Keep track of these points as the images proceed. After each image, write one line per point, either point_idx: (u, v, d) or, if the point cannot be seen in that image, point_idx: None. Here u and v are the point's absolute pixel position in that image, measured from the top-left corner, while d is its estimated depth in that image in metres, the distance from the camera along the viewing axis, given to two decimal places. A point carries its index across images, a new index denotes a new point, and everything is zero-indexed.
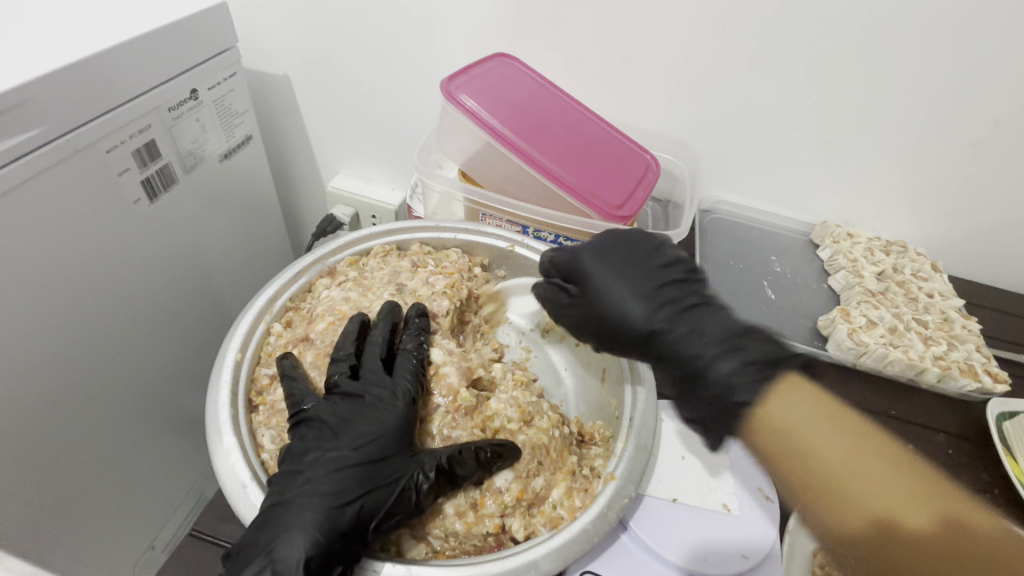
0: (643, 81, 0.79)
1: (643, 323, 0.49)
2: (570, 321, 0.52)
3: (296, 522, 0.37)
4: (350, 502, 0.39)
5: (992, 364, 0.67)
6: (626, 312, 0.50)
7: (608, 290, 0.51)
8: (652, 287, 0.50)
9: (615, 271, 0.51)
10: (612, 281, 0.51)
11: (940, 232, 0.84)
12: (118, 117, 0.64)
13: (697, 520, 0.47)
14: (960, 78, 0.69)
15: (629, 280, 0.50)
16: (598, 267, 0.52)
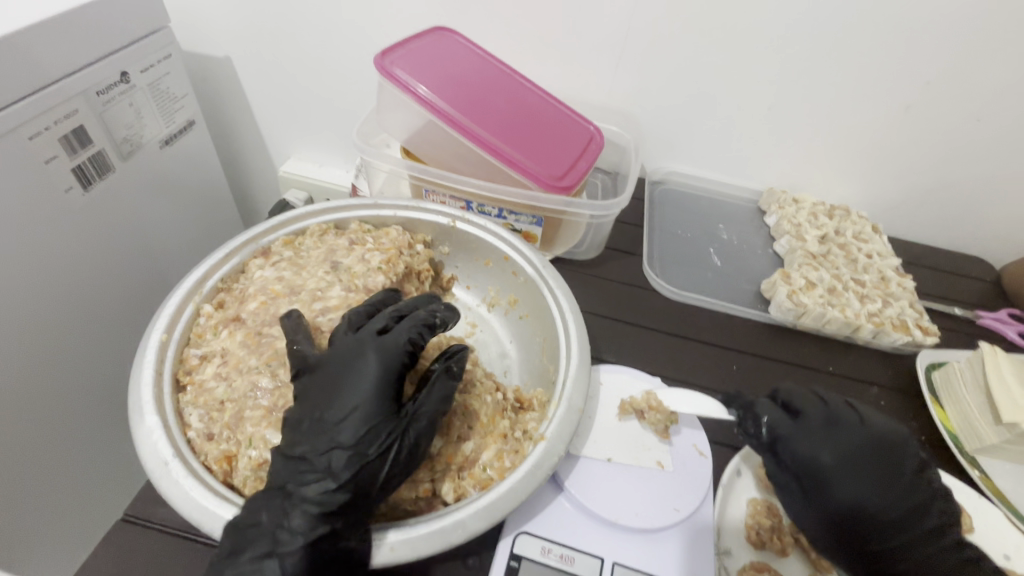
0: (586, 52, 0.78)
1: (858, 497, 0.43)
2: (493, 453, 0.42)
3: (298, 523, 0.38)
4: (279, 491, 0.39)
5: (923, 319, 0.70)
6: (868, 500, 0.43)
7: (845, 472, 0.44)
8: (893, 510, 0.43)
9: (854, 444, 0.45)
10: (837, 459, 0.44)
11: (878, 194, 0.86)
12: (40, 102, 0.61)
13: (630, 477, 0.49)
14: (895, 40, 0.70)
15: (868, 455, 0.44)
16: (832, 435, 0.45)
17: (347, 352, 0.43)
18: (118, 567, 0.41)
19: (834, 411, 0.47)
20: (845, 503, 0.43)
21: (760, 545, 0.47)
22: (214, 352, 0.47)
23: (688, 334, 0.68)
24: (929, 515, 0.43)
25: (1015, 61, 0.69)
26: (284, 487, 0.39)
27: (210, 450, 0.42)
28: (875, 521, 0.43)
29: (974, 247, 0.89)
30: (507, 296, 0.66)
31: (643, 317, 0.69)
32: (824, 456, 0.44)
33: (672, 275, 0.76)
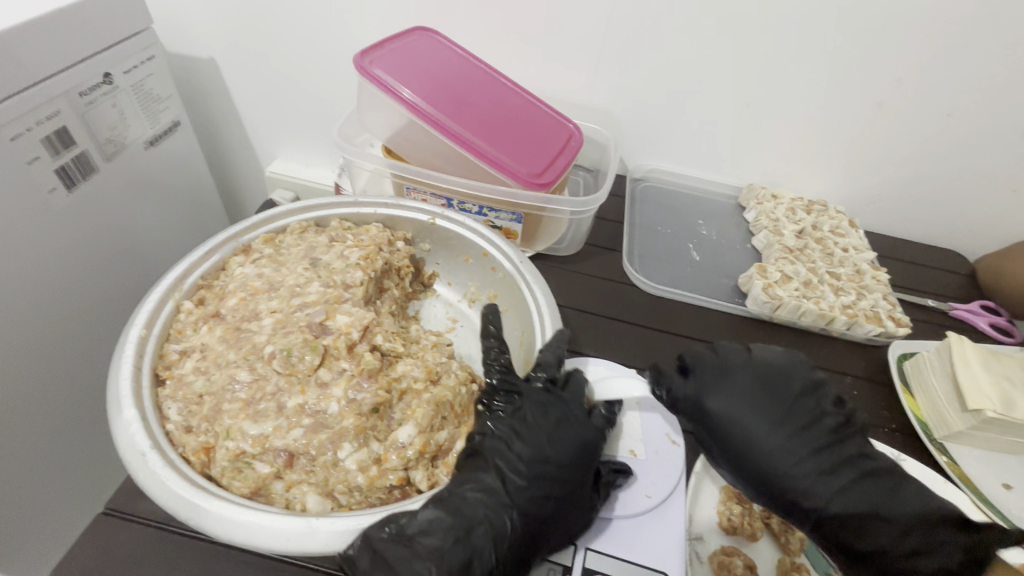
0: (567, 50, 0.79)
1: (768, 447, 0.44)
2: (573, 460, 0.46)
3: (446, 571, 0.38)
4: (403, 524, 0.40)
5: (896, 311, 0.71)
6: (779, 449, 0.44)
7: (737, 405, 0.46)
8: (805, 450, 0.44)
9: (744, 378, 0.47)
10: (732, 395, 0.46)
11: (855, 189, 0.88)
12: (21, 103, 0.61)
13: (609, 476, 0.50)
14: (868, 36, 0.71)
15: (759, 387, 0.47)
16: (724, 373, 0.47)
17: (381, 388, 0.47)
18: (98, 560, 0.42)
19: (723, 359, 0.48)
20: (743, 435, 0.45)
21: (731, 531, 0.48)
22: (193, 347, 0.48)
23: (666, 328, 0.69)
24: (831, 442, 0.45)
25: (983, 58, 0.70)
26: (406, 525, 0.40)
27: (189, 441, 0.43)
28: (777, 449, 0.44)
29: (949, 240, 0.91)
30: (488, 292, 0.67)
31: (622, 311, 0.70)
32: (717, 394, 0.46)
33: (652, 270, 0.77)
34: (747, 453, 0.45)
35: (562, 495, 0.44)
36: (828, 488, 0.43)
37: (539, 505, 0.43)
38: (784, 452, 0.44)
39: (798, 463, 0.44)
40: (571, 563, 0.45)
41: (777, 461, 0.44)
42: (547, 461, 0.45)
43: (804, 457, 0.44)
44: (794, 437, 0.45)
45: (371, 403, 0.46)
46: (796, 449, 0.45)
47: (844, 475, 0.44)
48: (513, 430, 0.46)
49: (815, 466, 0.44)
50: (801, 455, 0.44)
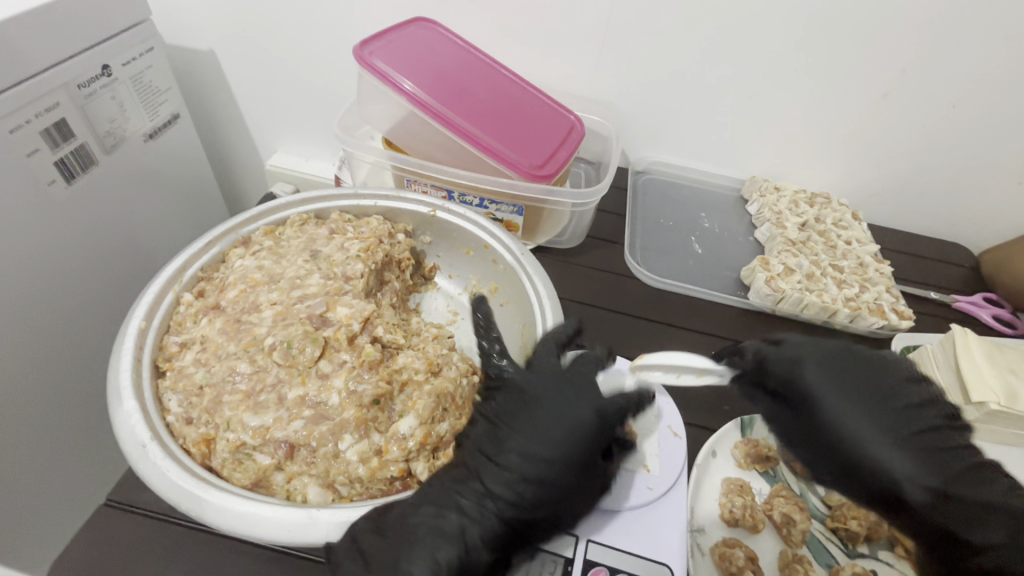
0: (569, 41, 0.79)
1: (865, 428, 0.47)
2: (563, 439, 0.45)
3: (434, 551, 0.39)
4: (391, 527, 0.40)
5: (899, 303, 0.71)
6: (878, 432, 0.47)
7: (830, 382, 0.48)
8: (903, 437, 0.46)
9: (835, 357, 0.50)
10: (823, 371, 0.49)
11: (858, 182, 0.87)
12: (20, 95, 0.61)
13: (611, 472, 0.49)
14: (875, 26, 0.70)
15: (852, 369, 0.49)
16: (819, 352, 0.50)
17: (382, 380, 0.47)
18: (100, 550, 0.42)
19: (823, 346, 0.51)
20: (840, 416, 0.47)
21: (733, 522, 0.48)
22: (193, 339, 0.48)
23: (667, 320, 0.69)
24: (931, 433, 0.47)
25: (990, 47, 0.70)
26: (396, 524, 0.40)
27: (189, 433, 0.43)
28: (868, 431, 0.47)
29: (952, 233, 0.90)
30: (488, 285, 0.67)
31: (624, 304, 0.70)
32: (811, 369, 0.49)
33: (653, 263, 0.77)
34: (834, 429, 0.47)
35: (551, 476, 0.44)
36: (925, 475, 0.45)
37: (524, 485, 0.44)
38: (882, 435, 0.46)
39: (898, 448, 0.46)
40: (573, 555, 0.44)
41: (874, 441, 0.46)
42: (529, 442, 0.45)
43: (903, 443, 0.46)
44: (892, 424, 0.47)
45: (372, 394, 0.46)
46: (892, 435, 0.46)
47: (936, 465, 0.45)
48: (504, 424, 0.47)
49: (914, 453, 0.46)
50: (898, 442, 0.46)
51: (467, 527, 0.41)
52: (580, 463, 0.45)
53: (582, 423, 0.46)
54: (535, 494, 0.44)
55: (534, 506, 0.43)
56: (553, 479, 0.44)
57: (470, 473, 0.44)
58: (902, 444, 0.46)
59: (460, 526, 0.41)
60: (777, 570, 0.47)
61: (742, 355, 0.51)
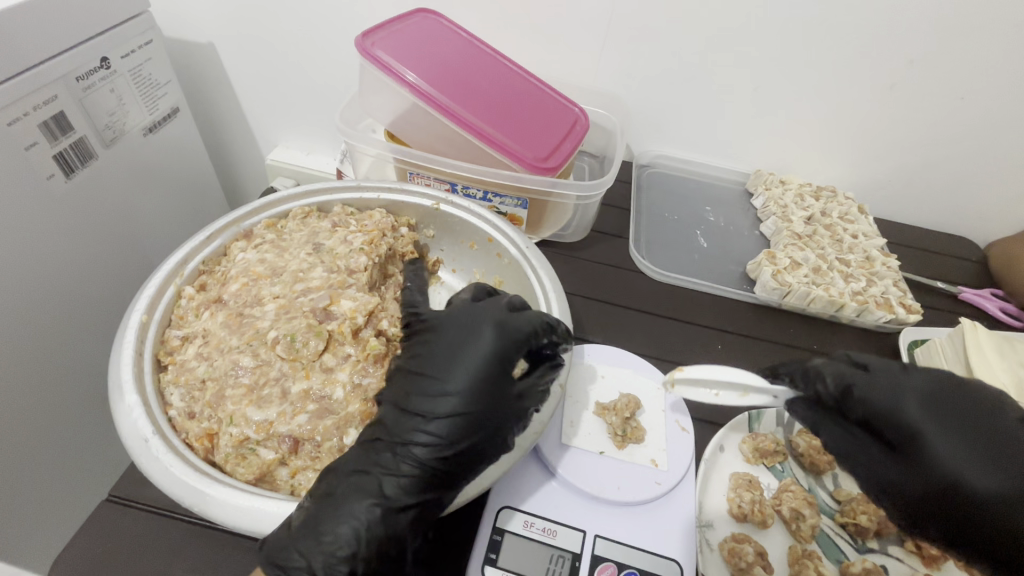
0: (573, 33, 0.78)
1: (955, 454, 0.39)
2: (466, 377, 0.42)
3: (350, 512, 0.38)
4: (330, 499, 0.39)
5: (907, 297, 0.70)
6: (972, 459, 0.39)
7: (934, 420, 0.41)
8: (1001, 462, 0.39)
9: (930, 389, 0.42)
10: (918, 404, 0.42)
11: (865, 175, 0.86)
12: (17, 87, 0.60)
13: (620, 470, 0.49)
14: (883, 17, 0.69)
15: (958, 405, 0.41)
16: (910, 381, 0.43)
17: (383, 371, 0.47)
18: (103, 547, 0.41)
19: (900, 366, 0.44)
20: (926, 443, 0.40)
21: (741, 518, 0.48)
22: (195, 333, 0.48)
23: (673, 314, 0.68)
24: None
25: (1000, 38, 0.69)
26: (332, 495, 0.39)
27: (191, 427, 0.43)
28: (987, 479, 0.38)
29: (959, 227, 0.90)
30: (493, 279, 0.66)
31: (630, 299, 0.69)
32: (905, 403, 0.42)
33: (658, 256, 0.76)
34: (942, 474, 0.39)
35: (463, 416, 0.41)
36: None
37: (435, 427, 0.41)
38: (973, 462, 0.39)
39: (995, 476, 0.38)
40: (580, 551, 0.44)
41: (966, 468, 0.39)
42: (433, 380, 0.43)
43: (1001, 469, 0.39)
44: (984, 445, 0.40)
45: (377, 389, 0.46)
46: (985, 461, 0.39)
47: None
48: (413, 367, 0.44)
49: (1017, 482, 0.38)
50: (993, 468, 0.39)
51: (381, 481, 0.39)
52: (484, 398, 0.42)
53: (480, 358, 0.43)
54: (444, 437, 0.41)
55: (444, 452, 0.40)
56: (458, 418, 0.41)
57: (384, 424, 0.42)
58: (995, 471, 0.39)
59: (376, 482, 0.39)
60: (786, 566, 0.46)
61: (814, 380, 0.45)
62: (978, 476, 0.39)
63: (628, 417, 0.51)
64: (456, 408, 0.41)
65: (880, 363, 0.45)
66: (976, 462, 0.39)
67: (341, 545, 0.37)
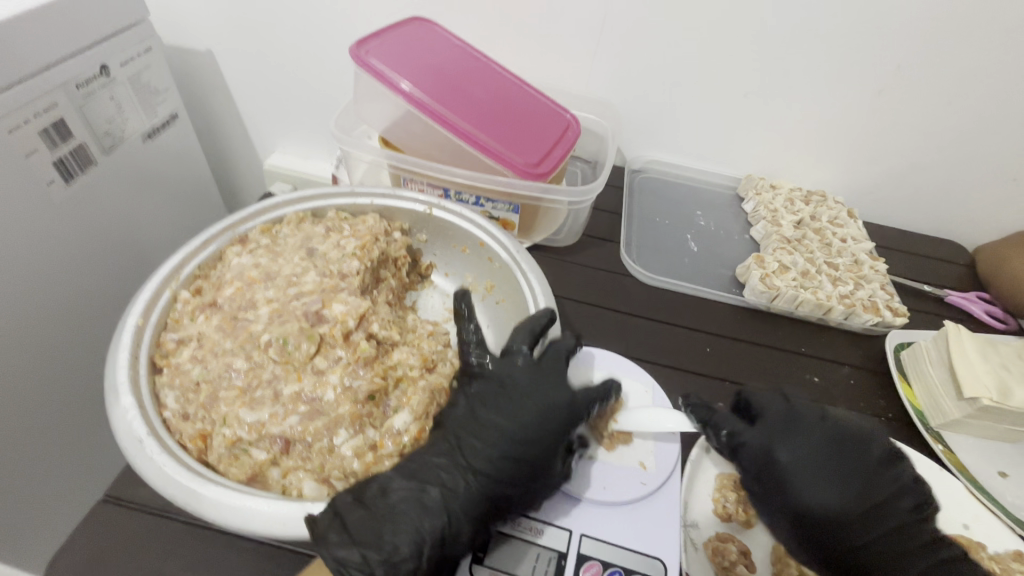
0: (565, 40, 0.79)
1: (794, 473, 0.46)
2: (536, 424, 0.46)
3: (416, 524, 0.40)
4: (396, 511, 0.40)
5: (894, 300, 0.71)
6: (808, 477, 0.46)
7: (786, 450, 0.47)
8: (827, 480, 0.46)
9: (810, 431, 0.48)
10: (802, 451, 0.47)
11: (854, 180, 0.87)
12: (18, 95, 0.61)
13: (606, 473, 0.49)
14: (869, 24, 0.71)
15: (830, 449, 0.47)
16: (796, 432, 0.48)
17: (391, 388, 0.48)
18: (98, 545, 0.42)
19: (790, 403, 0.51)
20: (774, 463, 0.47)
21: (727, 518, 0.49)
22: (190, 336, 0.49)
23: (663, 318, 0.69)
24: (861, 476, 0.46)
25: (983, 45, 0.70)
26: (395, 510, 0.40)
27: (185, 428, 0.44)
28: (841, 514, 0.44)
29: (947, 231, 0.91)
30: (484, 282, 0.67)
31: (620, 302, 0.71)
32: (782, 450, 0.47)
33: (649, 260, 0.77)
34: (799, 508, 0.45)
35: (528, 458, 0.45)
36: (841, 516, 0.44)
37: (505, 466, 0.44)
38: (801, 480, 0.46)
39: (815, 490, 0.45)
40: (566, 550, 0.45)
41: (798, 485, 0.46)
42: (504, 422, 0.46)
43: (820, 486, 0.45)
44: (815, 464, 0.47)
45: (367, 390, 0.46)
46: (811, 478, 0.46)
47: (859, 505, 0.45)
48: (480, 404, 0.47)
49: (837, 496, 0.45)
50: (819, 485, 0.46)
51: (449, 503, 0.42)
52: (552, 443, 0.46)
53: (553, 406, 0.47)
54: (513, 473, 0.44)
55: (513, 485, 0.44)
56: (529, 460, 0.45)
57: (454, 454, 0.45)
58: (821, 486, 0.45)
59: (447, 499, 0.42)
60: (770, 565, 0.48)
61: (715, 419, 0.50)
62: (804, 490, 0.45)
63: (616, 420, 0.53)
64: (529, 451, 0.45)
65: (774, 414, 0.50)
66: (799, 477, 0.46)
67: (409, 553, 0.39)
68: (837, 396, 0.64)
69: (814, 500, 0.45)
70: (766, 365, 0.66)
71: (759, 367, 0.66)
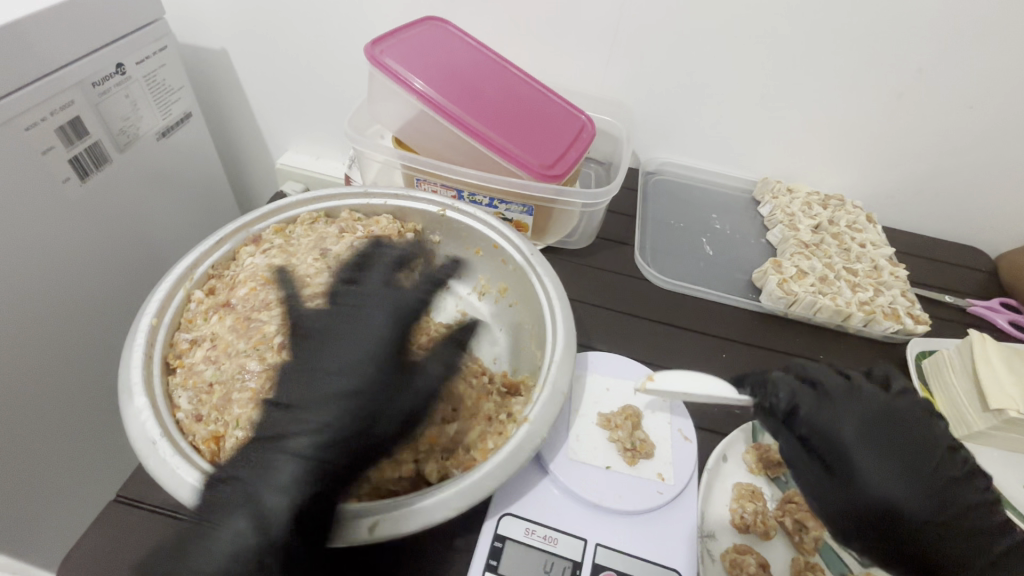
0: (580, 40, 0.78)
1: (860, 450, 0.44)
2: (325, 384, 0.43)
3: (251, 517, 0.36)
4: (227, 480, 0.38)
5: (915, 308, 0.70)
6: (875, 459, 0.44)
7: (856, 432, 0.45)
8: (892, 458, 0.44)
9: (872, 413, 0.46)
10: (866, 429, 0.45)
11: (873, 184, 0.86)
12: (35, 93, 0.61)
13: (623, 485, 0.48)
14: (890, 26, 0.69)
15: (896, 425, 0.46)
16: (853, 412, 0.46)
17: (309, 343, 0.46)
18: (111, 547, 0.42)
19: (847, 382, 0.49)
20: (841, 442, 0.45)
21: (744, 529, 0.47)
22: (204, 336, 0.49)
23: (678, 323, 0.68)
24: (931, 456, 0.44)
25: (1011, 46, 0.68)
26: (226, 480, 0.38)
27: (198, 430, 0.43)
28: (912, 499, 0.42)
29: (969, 237, 0.89)
30: (498, 285, 0.67)
31: (635, 306, 0.70)
32: (845, 425, 0.45)
33: (664, 264, 0.76)
34: (860, 488, 0.43)
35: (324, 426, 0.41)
36: (899, 499, 0.42)
37: (303, 439, 0.40)
38: (871, 459, 0.44)
39: (888, 470, 0.43)
40: (582, 559, 0.44)
41: (864, 464, 0.44)
42: (303, 395, 0.43)
43: (886, 462, 0.44)
44: (881, 441, 0.45)
45: None
46: (875, 455, 0.44)
47: (929, 487, 0.43)
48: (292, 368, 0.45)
49: (904, 475, 0.43)
50: (880, 462, 0.44)
51: (260, 499, 0.37)
52: (351, 429, 0.41)
53: (348, 390, 0.43)
54: (321, 457, 0.39)
55: (321, 474, 0.39)
56: (352, 443, 0.41)
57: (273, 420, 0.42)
58: (886, 467, 0.44)
59: (263, 492, 0.38)
60: None
61: (772, 394, 0.47)
62: (871, 472, 0.43)
63: (632, 431, 0.51)
64: (331, 435, 0.40)
65: (835, 389, 0.48)
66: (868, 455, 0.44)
67: (241, 553, 0.35)
68: None
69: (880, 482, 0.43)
70: None
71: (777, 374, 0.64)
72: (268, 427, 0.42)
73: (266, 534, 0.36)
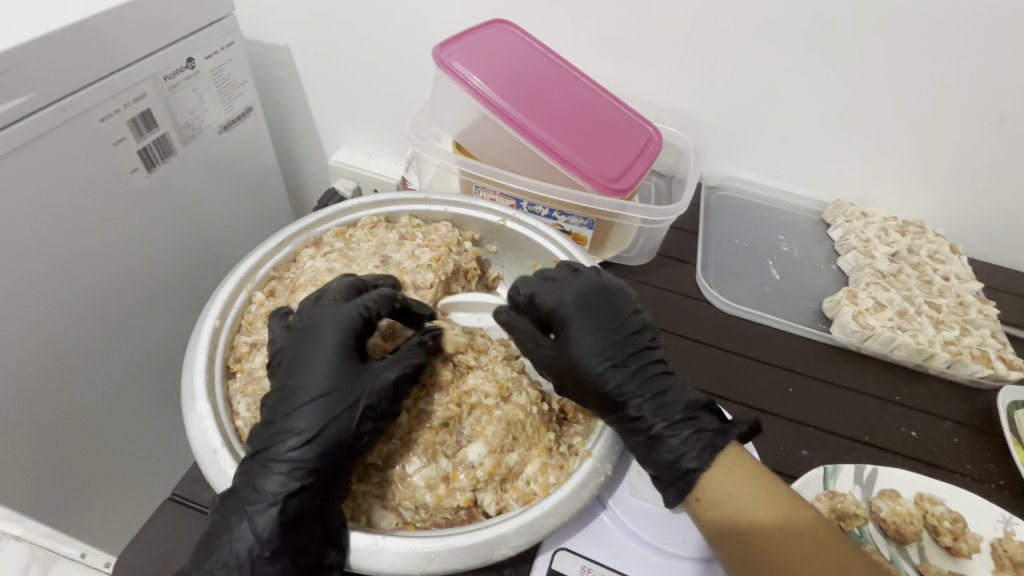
0: (650, 49, 0.75)
1: (590, 333, 0.49)
2: (320, 382, 0.42)
3: (250, 526, 0.39)
4: (234, 496, 0.40)
5: (1007, 351, 0.64)
6: (596, 338, 0.49)
7: (580, 311, 0.49)
8: (619, 339, 0.49)
9: (596, 298, 0.50)
10: (591, 312, 0.49)
11: (958, 211, 0.79)
12: (111, 86, 0.63)
13: (683, 527, 0.46)
14: (996, 43, 0.63)
15: (595, 307, 0.50)
16: (570, 292, 0.50)
17: (302, 331, 0.45)
18: (165, 547, 0.43)
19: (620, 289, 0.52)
20: (574, 325, 0.49)
21: None
22: (263, 341, 0.49)
23: (742, 351, 0.65)
24: (641, 342, 0.50)
25: None
26: (240, 497, 0.40)
27: None
28: (610, 375, 0.48)
29: None
30: None
31: (696, 330, 0.66)
32: (565, 300, 0.50)
33: (726, 286, 0.72)
34: (575, 356, 0.49)
35: (317, 434, 0.41)
36: (628, 389, 0.48)
37: (293, 444, 0.40)
38: (589, 335, 0.49)
39: (633, 356, 0.49)
40: None
41: (595, 340, 0.49)
42: (294, 392, 0.43)
43: (637, 351, 0.49)
44: (636, 319, 0.51)
45: (442, 417, 0.46)
46: (622, 335, 0.49)
47: (644, 375, 0.48)
48: (290, 361, 0.44)
49: (642, 361, 0.49)
50: (607, 340, 0.49)
51: (254, 511, 0.39)
52: (336, 431, 0.41)
53: (316, 391, 0.42)
54: (304, 463, 0.40)
55: (308, 478, 0.40)
56: (334, 445, 0.41)
57: (270, 421, 0.42)
58: (586, 344, 0.49)
59: (258, 503, 0.39)
60: None
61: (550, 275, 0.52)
62: (575, 350, 0.49)
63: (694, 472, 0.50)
64: (309, 438, 0.40)
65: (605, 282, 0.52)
66: (648, 345, 0.50)
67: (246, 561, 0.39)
68: (937, 453, 0.58)
69: (657, 383, 0.48)
70: (858, 414, 0.60)
71: (850, 414, 0.60)
72: (269, 433, 0.42)
73: (267, 543, 0.39)
